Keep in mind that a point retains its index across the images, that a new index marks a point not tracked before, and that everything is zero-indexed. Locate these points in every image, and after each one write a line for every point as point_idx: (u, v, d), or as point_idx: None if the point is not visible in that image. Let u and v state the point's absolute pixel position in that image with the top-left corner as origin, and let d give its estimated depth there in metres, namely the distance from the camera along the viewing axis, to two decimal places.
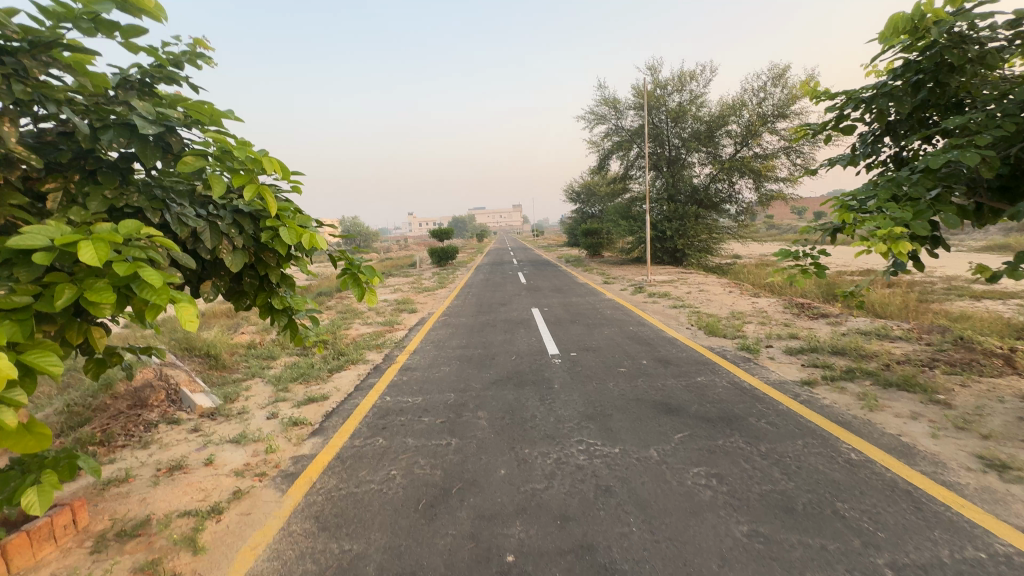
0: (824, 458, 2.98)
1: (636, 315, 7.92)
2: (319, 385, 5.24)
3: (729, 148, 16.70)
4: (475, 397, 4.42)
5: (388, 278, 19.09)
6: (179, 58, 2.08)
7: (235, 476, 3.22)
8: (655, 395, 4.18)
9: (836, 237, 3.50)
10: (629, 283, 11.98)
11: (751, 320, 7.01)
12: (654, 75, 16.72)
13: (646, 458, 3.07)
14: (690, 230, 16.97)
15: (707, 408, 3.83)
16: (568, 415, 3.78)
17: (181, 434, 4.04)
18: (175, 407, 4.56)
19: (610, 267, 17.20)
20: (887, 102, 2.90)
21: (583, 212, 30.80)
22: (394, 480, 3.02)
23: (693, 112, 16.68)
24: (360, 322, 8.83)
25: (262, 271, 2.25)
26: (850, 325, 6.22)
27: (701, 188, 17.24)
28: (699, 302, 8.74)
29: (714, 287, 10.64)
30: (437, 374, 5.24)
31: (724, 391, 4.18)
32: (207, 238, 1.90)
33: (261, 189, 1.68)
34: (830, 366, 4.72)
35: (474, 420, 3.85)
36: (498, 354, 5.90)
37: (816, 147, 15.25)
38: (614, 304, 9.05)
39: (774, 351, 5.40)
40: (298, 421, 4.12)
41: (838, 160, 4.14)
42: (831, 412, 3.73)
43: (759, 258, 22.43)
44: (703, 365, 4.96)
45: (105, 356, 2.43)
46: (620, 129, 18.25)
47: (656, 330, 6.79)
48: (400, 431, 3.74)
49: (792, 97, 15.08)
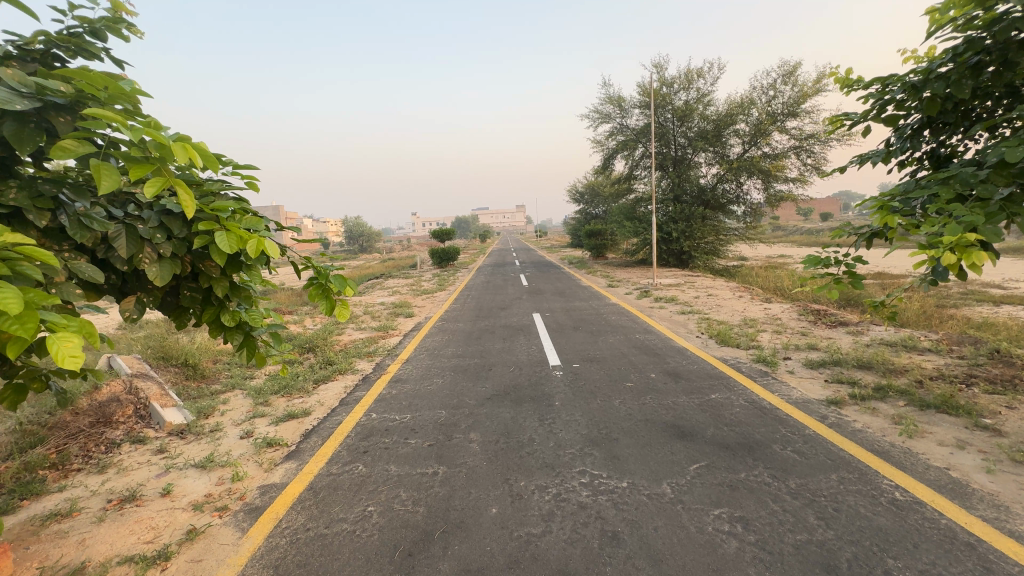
0: (864, 498, 2.58)
1: (642, 322, 7.52)
2: (302, 398, 4.87)
3: (737, 148, 16.25)
4: (468, 415, 4.04)
5: (387, 280, 18.75)
6: (94, 25, 1.71)
7: (192, 511, 2.86)
8: (667, 415, 3.79)
9: (873, 241, 3.10)
10: (634, 286, 11.58)
11: (766, 328, 6.60)
12: (659, 72, 16.29)
13: (659, 495, 2.68)
14: (697, 232, 16.55)
15: (725, 433, 3.43)
16: (570, 440, 3.40)
17: (144, 456, 3.68)
18: (143, 423, 4.20)
19: (615, 269, 16.80)
20: (943, 86, 2.52)
21: (586, 213, 30.36)
22: (369, 520, 2.64)
23: (700, 111, 16.26)
24: (353, 328, 8.47)
25: (204, 284, 1.88)
26: (873, 335, 5.80)
27: (708, 189, 16.80)
28: (708, 308, 8.33)
29: (723, 291, 10.22)
30: (429, 387, 4.86)
31: (741, 412, 3.79)
32: (121, 245, 1.54)
33: (170, 184, 1.30)
34: (858, 382, 4.31)
35: (465, 444, 3.48)
36: (496, 365, 5.51)
37: (827, 146, 14.80)
38: (619, 310, 8.66)
39: (793, 364, 5.00)
40: (273, 441, 3.75)
41: (871, 157, 3.74)
42: (864, 438, 3.32)
43: (766, 260, 21.97)
44: (717, 380, 4.56)
45: (26, 383, 2.06)
46: (625, 129, 17.83)
47: (664, 339, 6.39)
48: (382, 457, 3.37)
49: (803, 95, 14.62)
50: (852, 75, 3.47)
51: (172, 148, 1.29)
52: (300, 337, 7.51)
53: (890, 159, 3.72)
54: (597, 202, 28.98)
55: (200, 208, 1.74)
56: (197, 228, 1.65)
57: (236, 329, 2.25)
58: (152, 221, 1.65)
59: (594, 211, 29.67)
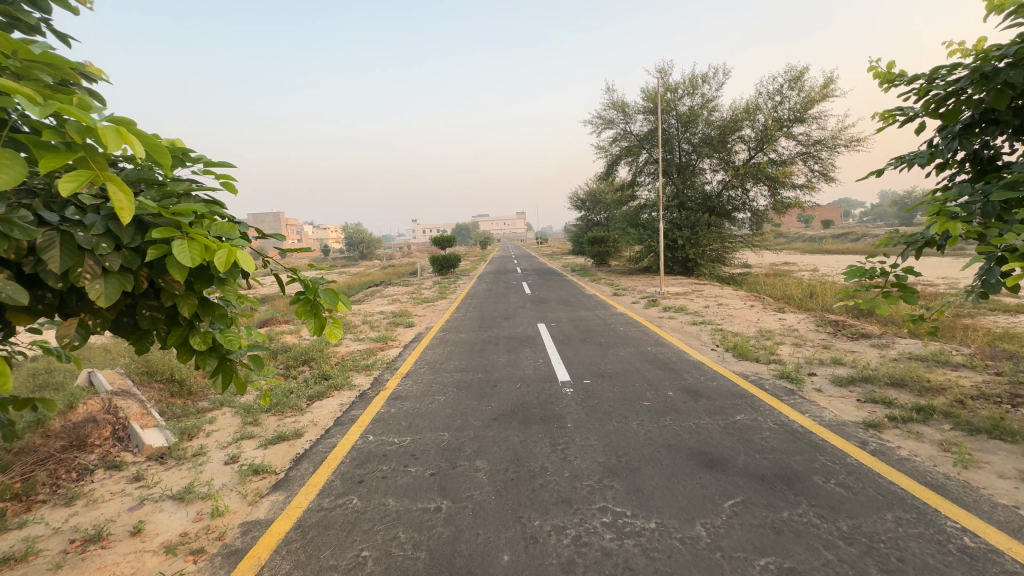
0: (929, 545, 2.25)
1: (653, 333, 7.20)
2: (294, 418, 4.54)
3: (742, 154, 16.01)
4: (473, 439, 3.72)
5: (387, 288, 18.41)
6: None
7: (164, 554, 2.53)
8: (691, 439, 3.47)
9: (923, 250, 2.80)
10: (641, 295, 11.27)
11: (784, 340, 6.28)
12: (663, 78, 16.12)
13: (694, 539, 2.36)
14: (702, 239, 16.26)
15: (758, 462, 3.10)
16: (586, 470, 3.07)
17: (118, 485, 3.35)
18: (119, 447, 3.87)
19: (619, 277, 16.49)
20: (1018, 75, 2.24)
21: (587, 220, 30.12)
22: (363, 569, 2.30)
23: (704, 116, 16.07)
24: (351, 339, 8.14)
25: (166, 302, 1.58)
26: (900, 349, 5.48)
27: (713, 195, 16.53)
28: (720, 318, 8.00)
29: (733, 300, 9.90)
30: (430, 406, 4.54)
31: (772, 436, 3.47)
32: (51, 258, 1.24)
33: (89, 178, 0.98)
34: (894, 402, 3.99)
35: (470, 474, 3.15)
36: (502, 380, 5.19)
37: (835, 152, 14.55)
38: (627, 320, 8.34)
39: (820, 381, 4.67)
40: (259, 468, 3.42)
41: (911, 159, 3.46)
42: (913, 467, 3.00)
43: (771, 268, 21.69)
44: (741, 399, 4.24)
45: None
46: (628, 134, 17.61)
47: (677, 352, 6.08)
48: (379, 489, 3.04)
49: (810, 100, 14.41)
50: (892, 69, 3.18)
51: (98, 131, 0.98)
52: (295, 349, 7.18)
53: (931, 161, 3.45)
54: (599, 209, 28.73)
55: (158, 212, 1.44)
56: (151, 236, 1.35)
57: (210, 351, 1.95)
58: (96, 228, 1.35)
59: (595, 218, 29.43)
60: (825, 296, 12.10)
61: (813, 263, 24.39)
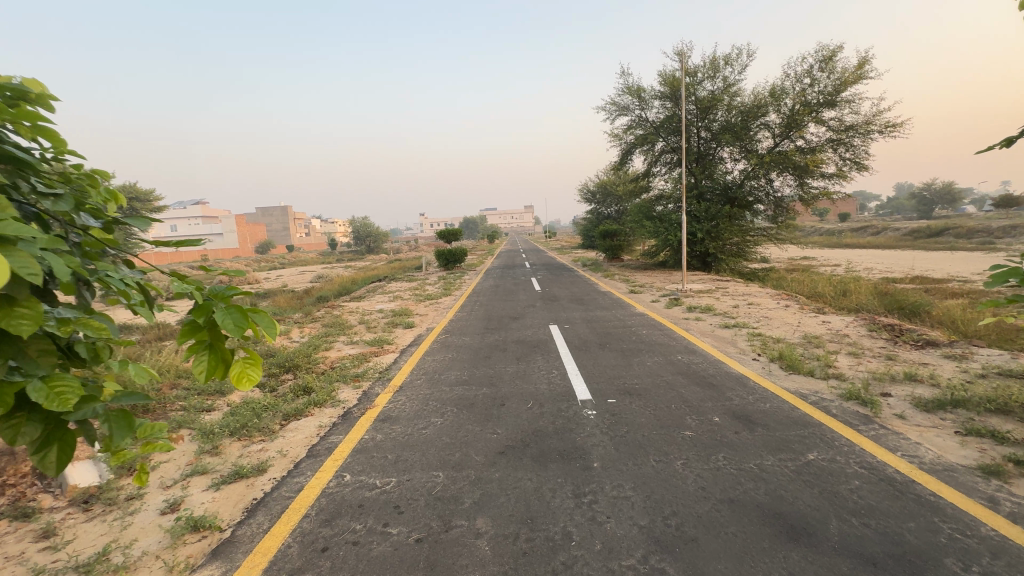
0: None
1: (681, 338, 6.37)
2: (261, 445, 3.79)
3: (767, 142, 14.99)
4: (474, 483, 2.93)
5: (390, 283, 17.65)
6: None
7: None
8: (757, 492, 2.65)
9: None
10: (660, 293, 10.42)
11: (836, 349, 5.44)
12: (683, 60, 15.12)
13: None
14: (723, 232, 15.29)
15: (859, 532, 2.28)
16: (624, 542, 2.27)
17: (18, 545, 2.61)
18: (38, 487, 3.13)
19: (634, 273, 15.57)
20: None
21: (597, 213, 29.07)
22: None
23: (725, 101, 15.08)
24: (343, 343, 7.38)
25: None
26: (983, 362, 4.61)
27: (734, 185, 15.55)
28: (755, 320, 7.15)
29: (764, 299, 9.01)
30: (424, 432, 3.76)
31: (866, 489, 2.64)
32: None
33: None
34: (1008, 438, 3.13)
35: (469, 542, 2.37)
36: (510, 399, 4.38)
37: (869, 139, 13.52)
38: (649, 322, 7.53)
39: (898, 404, 3.83)
40: (200, 524, 2.67)
41: None
42: None
43: (793, 263, 20.65)
44: (808, 430, 3.40)
45: None
46: (644, 122, 16.61)
47: (713, 362, 5.26)
48: (345, 566, 2.26)
49: (843, 82, 13.38)
50: None
51: None
52: (278, 357, 6.44)
53: None
54: (610, 201, 27.70)
55: None
56: None
57: (28, 413, 1.17)
58: None
59: (606, 211, 28.43)
60: (860, 294, 11.17)
61: (835, 258, 23.29)
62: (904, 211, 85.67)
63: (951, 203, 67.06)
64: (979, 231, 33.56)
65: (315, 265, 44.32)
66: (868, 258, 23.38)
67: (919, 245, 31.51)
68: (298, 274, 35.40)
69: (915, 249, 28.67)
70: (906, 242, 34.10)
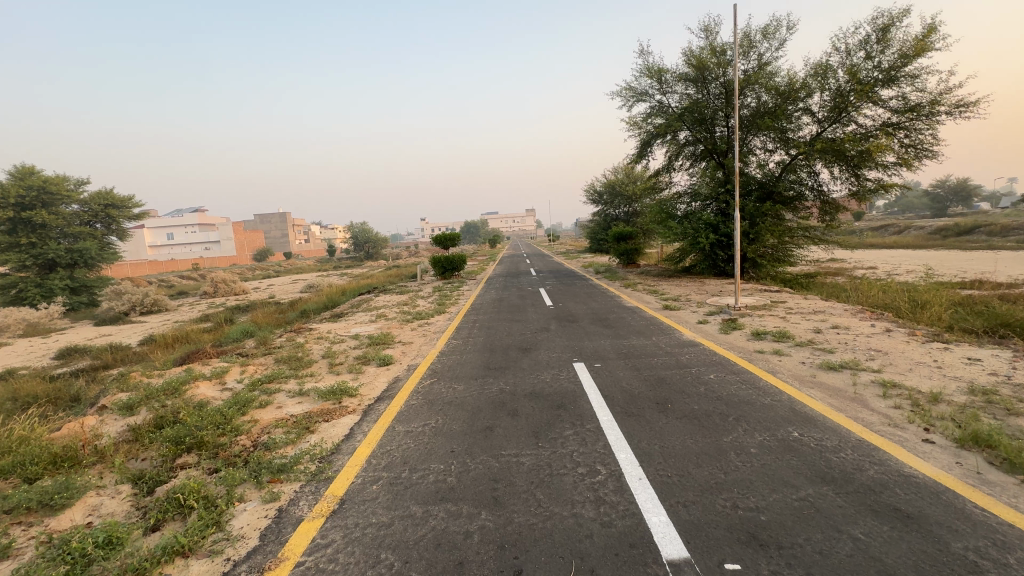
0: None
1: (776, 391, 4.30)
2: None
3: (809, 127, 12.95)
4: None
5: (380, 295, 15.66)
6: None
7: None
8: None
9: None
10: (704, 310, 8.32)
11: None
12: (710, 36, 13.21)
13: None
14: (761, 233, 13.15)
15: None
16: None
17: None
18: None
19: (658, 282, 13.42)
20: None
21: (605, 214, 26.95)
22: None
23: (760, 81, 13.10)
24: (288, 394, 5.26)
25: None
26: None
27: (770, 179, 13.51)
28: (867, 356, 5.05)
29: (848, 321, 6.86)
30: None
31: None
32: None
33: None
34: None
35: None
36: (531, 554, 2.30)
37: (935, 121, 11.53)
38: (710, 358, 5.46)
39: None
40: None
41: None
42: None
43: (827, 267, 18.59)
44: None
45: None
46: (664, 108, 14.58)
47: (859, 446, 3.19)
48: None
49: (905, 55, 11.36)
50: None
51: None
52: (181, 425, 4.35)
53: None
54: (619, 201, 25.60)
55: None
56: None
57: None
58: None
59: (615, 212, 26.32)
60: (943, 306, 9.04)
61: (869, 261, 21.13)
62: (918, 210, 83.06)
63: (967, 200, 65.00)
64: (1015, 228, 31.24)
65: (311, 273, 42.60)
66: (906, 258, 21.22)
67: (954, 243, 29.04)
68: (288, 284, 33.31)
69: (950, 249, 26.48)
70: (936, 241, 31.87)
